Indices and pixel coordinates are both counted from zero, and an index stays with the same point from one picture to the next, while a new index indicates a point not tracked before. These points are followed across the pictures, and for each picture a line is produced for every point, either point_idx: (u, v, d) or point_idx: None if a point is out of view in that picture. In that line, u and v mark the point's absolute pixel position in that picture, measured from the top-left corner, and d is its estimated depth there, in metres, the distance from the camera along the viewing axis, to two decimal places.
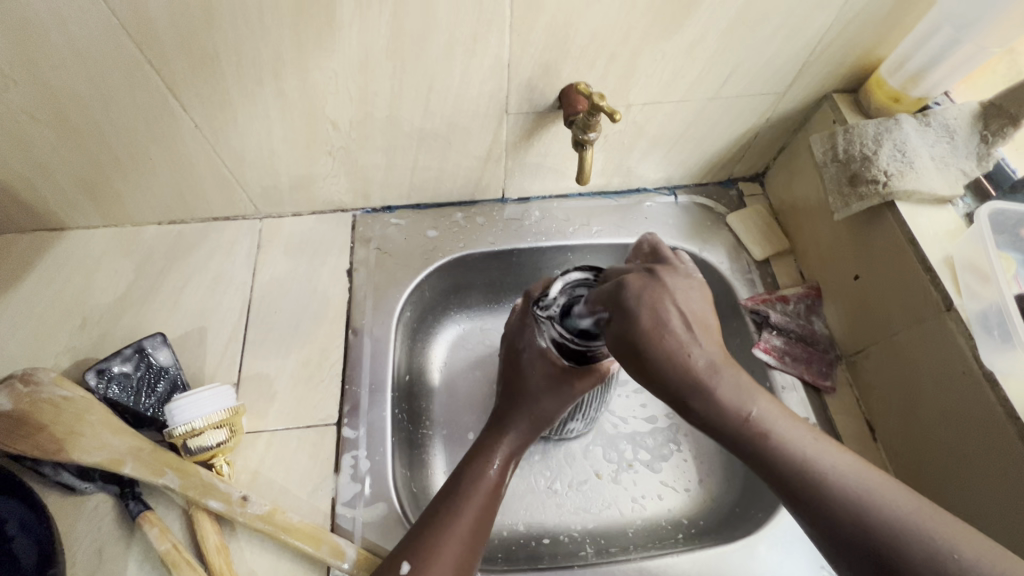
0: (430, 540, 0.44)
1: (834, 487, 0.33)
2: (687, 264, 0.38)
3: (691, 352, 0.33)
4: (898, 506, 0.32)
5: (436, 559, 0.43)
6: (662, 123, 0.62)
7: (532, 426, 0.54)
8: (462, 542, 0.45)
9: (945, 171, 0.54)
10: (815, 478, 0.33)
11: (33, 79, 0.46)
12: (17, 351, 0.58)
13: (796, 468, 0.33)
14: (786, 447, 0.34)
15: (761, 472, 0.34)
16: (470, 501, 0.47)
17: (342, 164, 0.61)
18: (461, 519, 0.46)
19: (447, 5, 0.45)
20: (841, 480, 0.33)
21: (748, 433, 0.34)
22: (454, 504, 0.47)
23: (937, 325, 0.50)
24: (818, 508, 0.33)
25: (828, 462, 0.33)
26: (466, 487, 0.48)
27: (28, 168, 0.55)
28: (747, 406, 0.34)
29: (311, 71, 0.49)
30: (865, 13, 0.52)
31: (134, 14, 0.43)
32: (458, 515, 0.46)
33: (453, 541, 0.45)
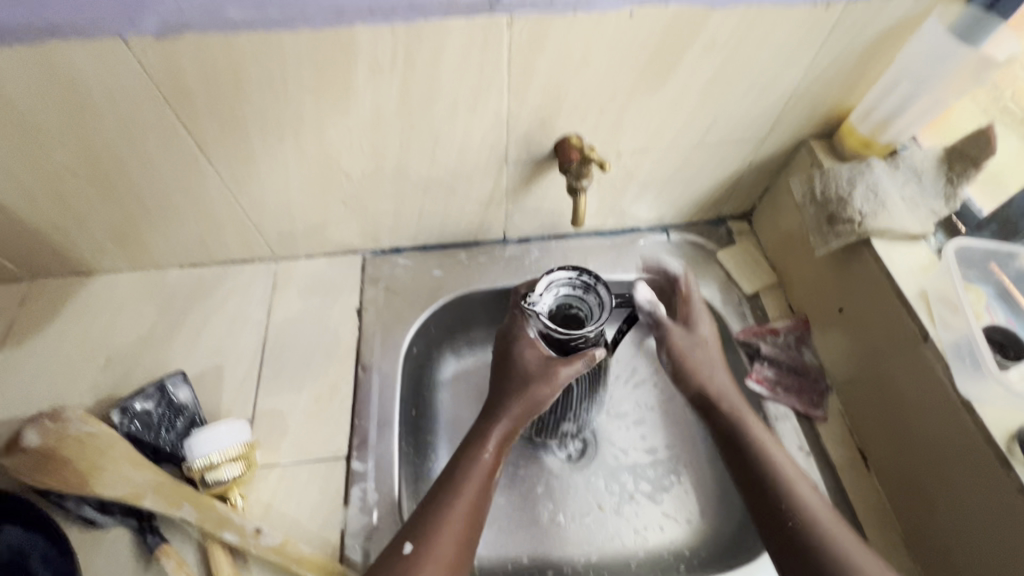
0: (431, 523, 0.47)
1: (796, 500, 0.48)
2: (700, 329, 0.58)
3: (715, 383, 0.56)
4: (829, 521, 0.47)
5: (437, 540, 0.47)
6: (650, 168, 0.67)
7: (524, 416, 0.53)
8: (460, 525, 0.48)
9: (915, 210, 0.57)
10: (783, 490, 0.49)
11: (79, 141, 0.51)
12: (45, 390, 0.61)
13: (783, 492, 0.49)
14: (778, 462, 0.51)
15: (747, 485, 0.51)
16: (467, 485, 0.50)
17: (353, 211, 0.66)
18: (458, 504, 0.49)
19: (451, 72, 0.51)
20: (803, 498, 0.48)
21: (757, 453, 0.51)
22: (451, 488, 0.50)
23: (914, 353, 0.52)
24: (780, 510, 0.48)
25: (798, 485, 0.49)
26: (462, 471, 0.50)
27: (66, 218, 0.59)
28: (761, 439, 0.52)
29: (328, 130, 0.54)
30: (831, 70, 0.57)
31: (174, 87, 0.48)
32: (457, 499, 0.49)
33: (452, 524, 0.48)
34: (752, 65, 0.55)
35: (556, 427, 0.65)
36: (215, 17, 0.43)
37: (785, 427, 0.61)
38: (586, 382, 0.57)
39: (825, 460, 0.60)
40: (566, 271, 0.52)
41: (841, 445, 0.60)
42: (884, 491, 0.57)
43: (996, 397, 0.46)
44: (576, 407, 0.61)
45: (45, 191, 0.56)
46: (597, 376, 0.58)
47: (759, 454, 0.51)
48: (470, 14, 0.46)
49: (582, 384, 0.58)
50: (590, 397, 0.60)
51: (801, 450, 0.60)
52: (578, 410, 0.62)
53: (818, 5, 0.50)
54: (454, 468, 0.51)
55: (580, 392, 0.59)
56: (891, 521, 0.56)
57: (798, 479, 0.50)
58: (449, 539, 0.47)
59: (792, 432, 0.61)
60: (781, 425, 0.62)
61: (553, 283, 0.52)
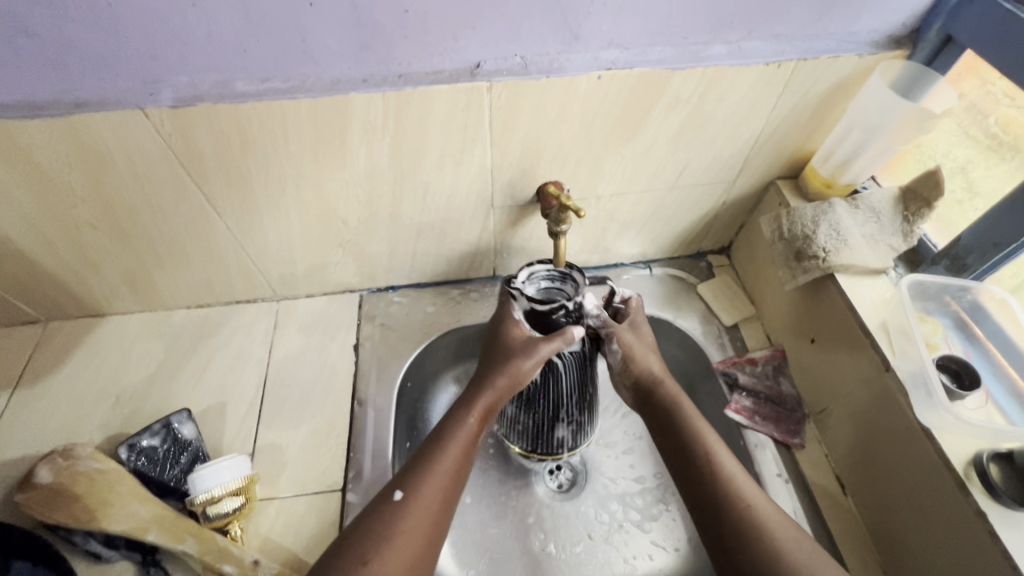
0: (419, 471, 0.47)
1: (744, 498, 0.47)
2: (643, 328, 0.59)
3: (664, 381, 0.56)
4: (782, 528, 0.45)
5: (425, 489, 0.46)
6: (629, 210, 0.71)
7: (508, 386, 0.52)
8: (444, 477, 0.48)
9: (875, 246, 0.61)
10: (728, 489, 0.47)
11: (99, 197, 0.56)
12: (56, 428, 0.65)
13: (729, 495, 0.47)
14: (720, 462, 0.49)
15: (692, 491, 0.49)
16: (455, 437, 0.50)
17: (350, 253, 0.70)
18: (443, 456, 0.49)
19: (438, 130, 0.55)
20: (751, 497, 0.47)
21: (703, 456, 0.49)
22: (438, 440, 0.50)
23: (880, 383, 0.56)
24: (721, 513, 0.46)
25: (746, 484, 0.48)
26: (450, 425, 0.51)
27: (82, 265, 0.64)
28: (710, 441, 0.50)
29: (326, 182, 0.59)
30: (789, 119, 0.62)
31: (186, 148, 0.53)
32: (443, 452, 0.49)
33: (437, 477, 0.47)
34: (716, 116, 0.60)
35: (550, 434, 0.60)
36: (226, 89, 0.49)
37: (764, 454, 0.64)
38: (573, 370, 0.56)
39: (804, 486, 0.62)
40: (545, 265, 0.56)
41: (818, 472, 0.63)
42: (862, 517, 0.59)
43: (951, 424, 0.49)
44: (568, 402, 0.58)
45: (64, 241, 0.60)
46: (584, 366, 0.57)
47: (684, 429, 0.52)
48: (453, 80, 0.51)
49: (568, 372, 0.56)
50: (581, 391, 0.58)
51: (781, 477, 0.63)
52: (571, 409, 0.58)
53: (770, 65, 0.55)
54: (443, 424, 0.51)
55: (569, 382, 0.56)
56: (867, 545, 0.58)
57: (725, 458, 0.50)
58: (432, 489, 0.47)
59: (771, 459, 0.64)
60: (760, 452, 0.64)
61: (534, 274, 0.56)
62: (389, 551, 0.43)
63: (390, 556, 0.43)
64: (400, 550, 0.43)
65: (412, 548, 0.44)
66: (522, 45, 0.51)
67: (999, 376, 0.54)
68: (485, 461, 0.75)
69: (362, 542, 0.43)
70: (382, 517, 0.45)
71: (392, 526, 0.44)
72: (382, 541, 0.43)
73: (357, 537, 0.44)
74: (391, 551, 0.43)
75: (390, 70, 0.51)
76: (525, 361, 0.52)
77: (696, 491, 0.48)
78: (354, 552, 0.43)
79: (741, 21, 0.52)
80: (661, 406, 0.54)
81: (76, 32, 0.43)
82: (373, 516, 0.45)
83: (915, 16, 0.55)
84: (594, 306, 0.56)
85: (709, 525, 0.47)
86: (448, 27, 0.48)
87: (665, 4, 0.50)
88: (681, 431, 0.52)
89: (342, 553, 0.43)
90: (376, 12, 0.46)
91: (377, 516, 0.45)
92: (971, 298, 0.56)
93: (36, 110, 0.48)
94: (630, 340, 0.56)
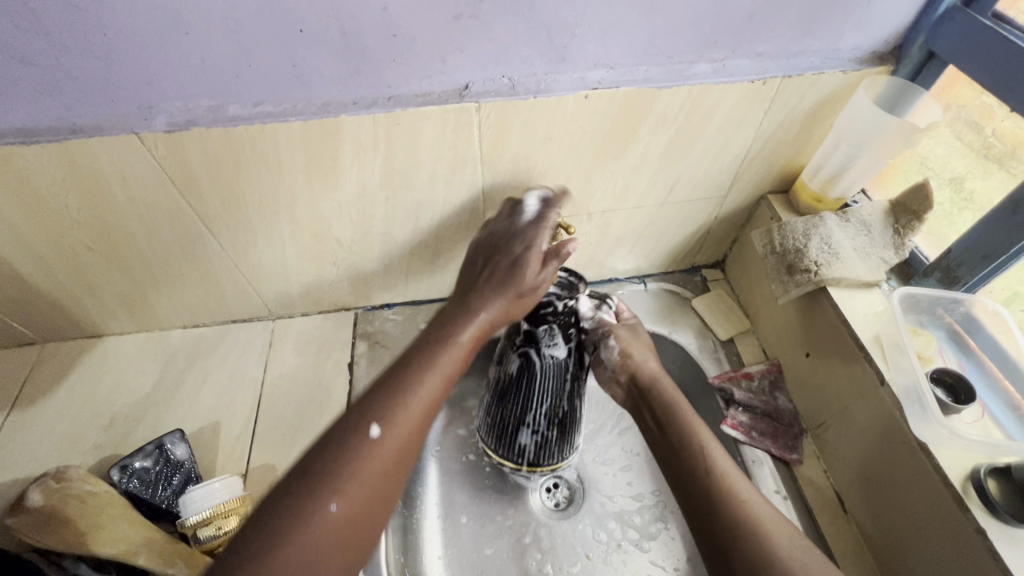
0: (397, 398, 0.42)
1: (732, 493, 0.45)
2: (641, 331, 0.60)
3: (661, 381, 0.55)
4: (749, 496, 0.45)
5: (403, 420, 0.42)
6: (622, 225, 0.71)
7: (508, 307, 0.50)
8: (421, 407, 0.43)
9: (866, 259, 0.61)
10: (719, 487, 0.46)
11: (94, 220, 0.57)
12: (51, 451, 0.65)
13: (721, 494, 0.45)
14: (714, 461, 0.47)
15: (685, 495, 0.47)
16: (440, 360, 0.46)
17: (345, 272, 0.70)
18: (422, 382, 0.44)
19: (428, 150, 0.56)
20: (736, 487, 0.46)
21: (697, 455, 0.48)
22: (419, 363, 0.45)
23: (876, 398, 0.56)
24: (713, 513, 0.45)
25: (732, 476, 0.47)
26: (436, 349, 0.46)
27: (79, 286, 0.64)
28: (705, 442, 0.49)
29: (319, 203, 0.60)
30: (777, 135, 0.63)
31: (180, 171, 0.53)
32: (425, 376, 0.44)
33: (415, 404, 0.43)
34: (705, 132, 0.60)
35: (513, 437, 0.60)
36: (220, 113, 0.50)
37: (761, 471, 0.63)
38: (550, 375, 0.57)
39: (802, 502, 0.62)
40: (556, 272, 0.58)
41: (818, 487, 0.62)
42: (863, 533, 0.58)
43: (946, 439, 0.49)
44: (536, 410, 0.58)
45: (61, 263, 0.61)
46: (562, 377, 0.57)
47: (682, 427, 0.50)
48: (442, 102, 0.52)
49: (546, 375, 0.57)
50: (553, 403, 0.58)
51: (778, 494, 0.62)
52: (539, 418, 0.58)
53: (755, 82, 0.56)
54: (427, 345, 0.47)
55: (542, 388, 0.57)
56: (868, 563, 0.57)
57: (718, 456, 0.48)
58: (410, 418, 0.42)
59: (769, 476, 0.63)
60: (757, 469, 0.64)
61: None
62: (354, 488, 0.38)
63: (356, 493, 0.38)
64: (364, 487, 0.39)
65: (377, 485, 0.40)
66: (508, 66, 0.52)
67: (994, 389, 0.54)
68: (481, 480, 0.74)
69: (323, 479, 0.38)
70: (350, 451, 0.39)
71: (361, 462, 0.39)
72: (350, 477, 0.38)
73: (317, 473, 0.38)
74: (356, 488, 0.38)
75: (379, 92, 0.52)
76: (529, 279, 0.51)
77: (687, 492, 0.47)
78: (314, 490, 0.37)
79: (725, 40, 0.53)
80: (657, 406, 0.53)
81: (72, 60, 0.44)
82: (339, 448, 0.39)
83: (896, 33, 0.56)
84: (590, 309, 0.58)
85: (700, 525, 0.45)
86: (436, 50, 0.49)
87: (650, 25, 0.51)
88: (676, 431, 0.50)
89: (300, 491, 0.37)
90: (365, 37, 0.47)
91: (346, 448, 0.39)
92: (964, 310, 0.57)
93: (33, 136, 0.49)
94: (626, 338, 0.58)
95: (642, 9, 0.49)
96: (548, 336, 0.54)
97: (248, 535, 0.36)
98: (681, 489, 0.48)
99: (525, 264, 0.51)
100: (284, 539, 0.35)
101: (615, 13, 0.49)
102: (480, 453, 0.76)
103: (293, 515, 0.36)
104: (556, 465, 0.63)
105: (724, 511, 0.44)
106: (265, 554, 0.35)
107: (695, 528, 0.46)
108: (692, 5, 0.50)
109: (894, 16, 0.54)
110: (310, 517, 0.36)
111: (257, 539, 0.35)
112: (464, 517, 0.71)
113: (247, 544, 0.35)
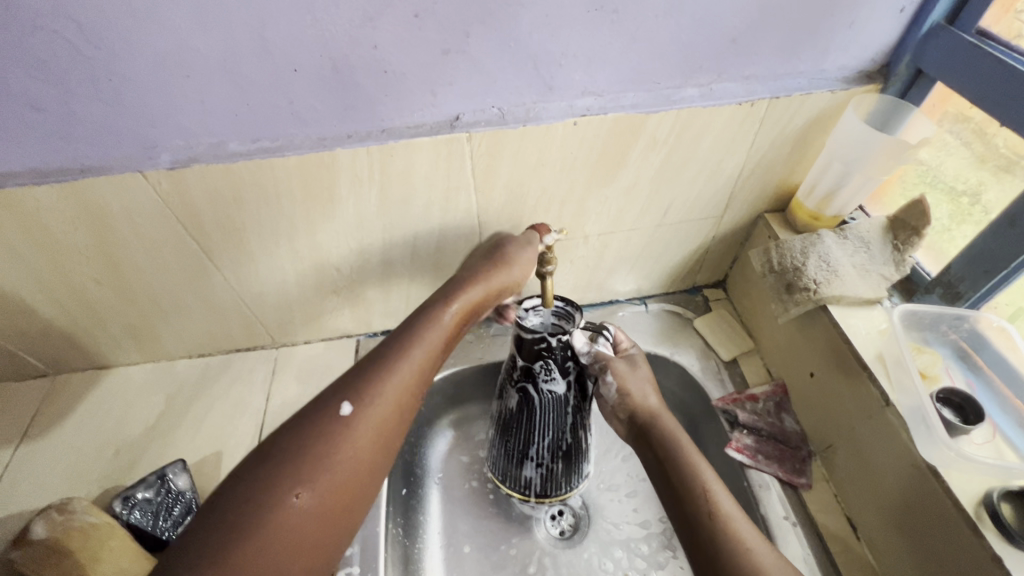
0: (367, 383, 0.43)
1: (732, 530, 0.44)
2: (638, 359, 0.59)
3: (663, 415, 0.54)
4: (745, 533, 0.44)
5: (374, 405, 0.43)
6: (620, 246, 0.72)
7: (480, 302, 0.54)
8: (391, 392, 0.44)
9: (866, 276, 0.61)
10: (723, 525, 0.45)
11: (102, 255, 0.59)
12: (57, 482, 0.65)
13: (724, 532, 0.44)
14: (714, 495, 0.47)
15: (687, 531, 0.46)
16: (417, 348, 0.47)
17: (345, 300, 0.72)
18: (395, 367, 0.45)
19: (422, 180, 0.57)
20: (737, 525, 0.45)
21: (699, 488, 0.47)
22: (395, 349, 0.46)
23: (882, 420, 0.54)
24: (715, 552, 0.44)
25: (733, 511, 0.46)
26: (414, 335, 0.48)
27: (88, 321, 0.66)
28: (707, 477, 0.48)
29: (318, 233, 0.61)
30: (771, 155, 0.63)
31: (183, 207, 0.55)
32: (399, 363, 0.46)
33: (387, 389, 0.44)
34: (696, 153, 0.61)
35: (518, 469, 0.60)
36: (220, 150, 0.52)
37: (769, 496, 0.61)
38: (551, 406, 0.56)
39: (813, 529, 0.59)
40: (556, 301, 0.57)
41: (830, 514, 0.60)
42: (876, 561, 0.56)
43: (955, 461, 0.48)
44: (540, 441, 0.58)
45: (72, 297, 0.63)
46: (562, 411, 0.56)
47: (685, 464, 0.49)
48: (434, 132, 0.54)
49: (546, 410, 0.56)
50: (555, 436, 0.57)
51: (788, 520, 0.60)
52: (542, 450, 0.58)
53: (742, 104, 0.56)
54: (404, 334, 0.48)
55: (543, 423, 0.57)
56: None
57: (719, 489, 0.47)
58: (380, 405, 0.43)
59: (778, 501, 0.61)
60: (765, 493, 0.62)
61: (544, 312, 0.56)
62: (319, 477, 0.39)
63: (321, 482, 0.39)
64: (330, 477, 0.40)
65: (339, 473, 0.40)
66: (497, 97, 0.53)
67: (1005, 409, 0.53)
68: (484, 508, 0.73)
69: (286, 464, 0.39)
70: (315, 436, 0.40)
71: (326, 448, 0.40)
72: (315, 464, 0.39)
73: (281, 458, 0.39)
74: (319, 477, 0.39)
75: (373, 126, 0.53)
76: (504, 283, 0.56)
77: (690, 528, 0.46)
78: (276, 475, 0.38)
79: (711, 64, 0.54)
80: (657, 441, 0.52)
81: (80, 105, 0.47)
82: (307, 433, 0.41)
83: (882, 52, 0.57)
84: (584, 343, 0.56)
85: (704, 563, 0.44)
86: (425, 84, 0.51)
87: (634, 52, 0.52)
88: (676, 466, 0.49)
89: (263, 477, 0.38)
90: (357, 74, 0.49)
91: (311, 434, 0.41)
92: (969, 327, 0.56)
93: (45, 176, 0.51)
94: (623, 371, 0.57)
95: (626, 39, 0.50)
96: (545, 371, 0.54)
97: (212, 524, 0.37)
98: (683, 526, 0.47)
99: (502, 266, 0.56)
100: (242, 529, 0.36)
101: (599, 43, 0.50)
102: (484, 480, 0.76)
103: (253, 503, 0.37)
104: (565, 495, 0.62)
105: (725, 547, 0.43)
106: (226, 542, 0.36)
107: (699, 568, 0.44)
108: (675, 32, 0.51)
109: (879, 36, 0.55)
110: (272, 507, 0.37)
111: (219, 527, 0.36)
112: (467, 547, 0.70)
113: (209, 533, 0.36)
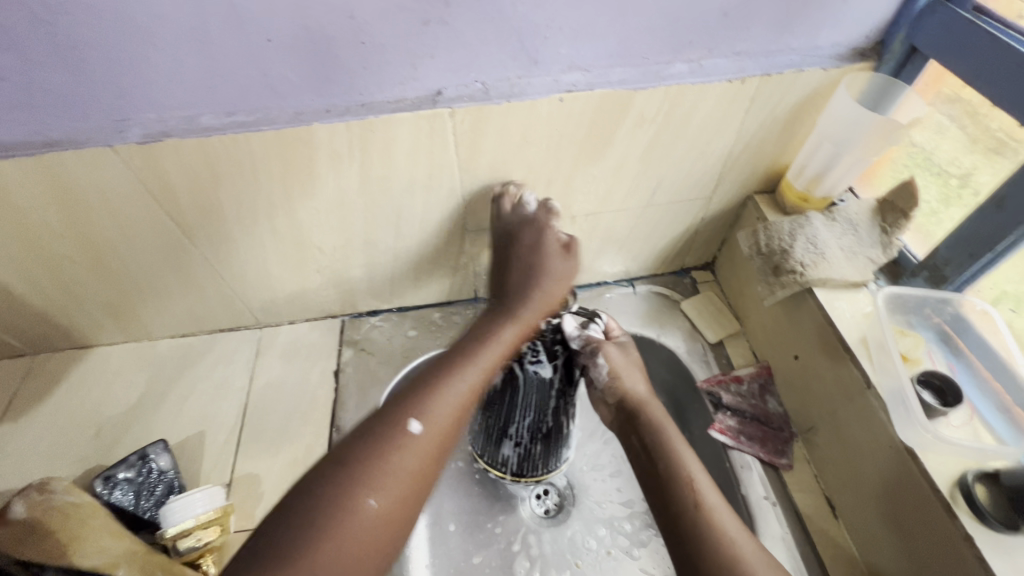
0: (438, 394, 0.45)
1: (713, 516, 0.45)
2: (629, 345, 0.60)
3: (651, 403, 0.55)
4: (724, 522, 0.45)
5: (442, 416, 0.44)
6: (607, 227, 0.71)
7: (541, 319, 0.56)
8: (455, 407, 0.45)
9: (854, 259, 0.60)
10: (704, 511, 0.45)
11: (75, 231, 0.57)
12: (37, 463, 0.65)
13: (702, 518, 0.45)
14: (696, 482, 0.47)
15: (666, 519, 0.47)
16: (480, 361, 0.48)
17: (329, 280, 0.70)
18: (461, 381, 0.47)
19: (402, 159, 0.56)
20: (716, 511, 0.45)
21: (681, 474, 0.48)
22: (458, 364, 0.48)
23: (864, 402, 0.55)
24: (695, 539, 0.44)
25: (713, 498, 0.46)
26: (475, 348, 0.50)
27: (64, 298, 0.65)
28: (689, 463, 0.48)
29: (298, 211, 0.60)
30: (762, 134, 0.62)
31: (157, 182, 0.53)
32: (464, 374, 0.47)
33: (454, 401, 0.45)
34: (685, 133, 0.59)
35: (497, 448, 0.60)
36: (191, 123, 0.50)
37: (749, 476, 0.63)
38: (535, 388, 0.55)
39: (791, 507, 0.61)
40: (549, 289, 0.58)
41: (808, 492, 0.61)
42: (854, 541, 0.57)
43: (932, 443, 0.48)
44: (520, 422, 0.57)
45: (45, 275, 0.61)
46: (546, 393, 0.56)
47: (669, 451, 0.50)
48: (415, 108, 0.52)
49: (530, 390, 0.55)
50: (537, 417, 0.57)
51: (767, 500, 0.61)
52: (523, 431, 0.58)
53: (732, 82, 0.55)
54: (465, 348, 0.50)
55: (526, 402, 0.56)
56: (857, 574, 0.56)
57: (700, 476, 0.48)
58: (450, 415, 0.44)
59: (756, 481, 0.62)
60: (745, 474, 0.63)
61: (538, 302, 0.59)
62: (393, 483, 0.40)
63: (392, 490, 0.40)
64: (401, 486, 0.40)
65: (410, 485, 0.41)
66: (481, 71, 0.51)
67: (985, 391, 0.53)
68: (470, 486, 0.73)
69: (358, 472, 0.40)
70: (387, 447, 0.41)
71: (400, 460, 0.41)
72: (388, 473, 0.40)
73: (353, 465, 0.40)
74: (392, 488, 0.40)
75: (352, 100, 0.51)
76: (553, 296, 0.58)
77: (669, 516, 0.46)
78: (351, 480, 0.39)
79: (701, 40, 0.52)
80: (643, 427, 0.53)
81: (42, 74, 0.44)
82: (378, 442, 0.41)
83: (877, 28, 0.55)
84: (575, 327, 0.56)
85: (682, 550, 0.44)
86: (406, 56, 0.49)
87: (621, 26, 0.50)
88: (660, 454, 0.50)
89: (337, 482, 0.39)
90: (334, 46, 0.47)
91: (382, 440, 0.41)
92: (952, 310, 0.56)
93: (8, 149, 0.49)
94: (614, 356, 0.56)
95: (613, 12, 0.49)
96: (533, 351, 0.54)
97: (282, 522, 0.37)
98: (663, 513, 0.47)
99: (548, 283, 0.59)
100: (319, 533, 0.37)
101: (586, 15, 0.49)
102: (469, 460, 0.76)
103: (333, 508, 0.38)
104: (542, 476, 0.63)
105: (705, 533, 0.44)
106: (307, 543, 0.36)
107: (677, 553, 0.45)
108: (663, 4, 0.49)
109: (873, 13, 0.54)
110: (349, 510, 0.38)
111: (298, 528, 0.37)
112: (452, 526, 0.70)
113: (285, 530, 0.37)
